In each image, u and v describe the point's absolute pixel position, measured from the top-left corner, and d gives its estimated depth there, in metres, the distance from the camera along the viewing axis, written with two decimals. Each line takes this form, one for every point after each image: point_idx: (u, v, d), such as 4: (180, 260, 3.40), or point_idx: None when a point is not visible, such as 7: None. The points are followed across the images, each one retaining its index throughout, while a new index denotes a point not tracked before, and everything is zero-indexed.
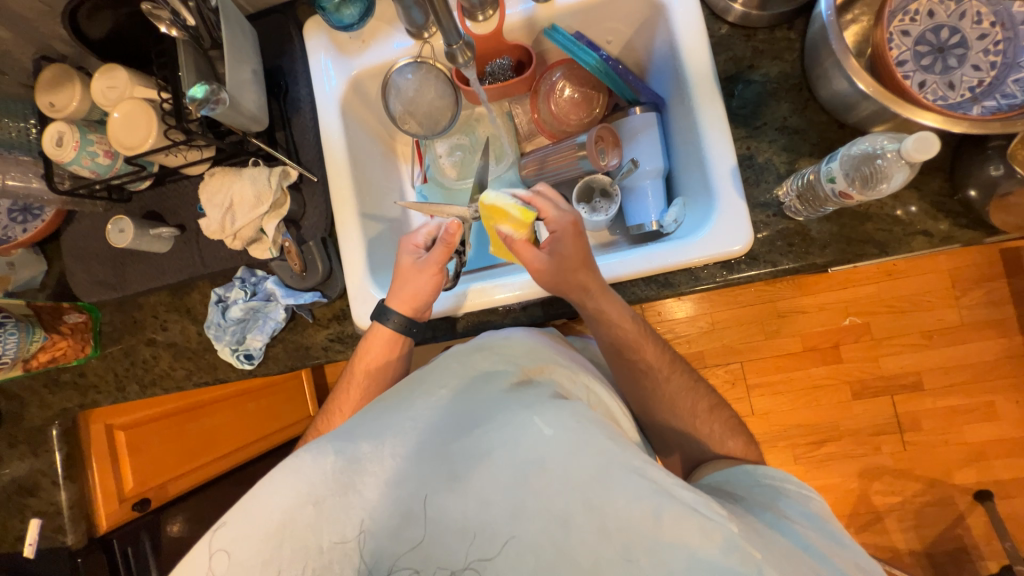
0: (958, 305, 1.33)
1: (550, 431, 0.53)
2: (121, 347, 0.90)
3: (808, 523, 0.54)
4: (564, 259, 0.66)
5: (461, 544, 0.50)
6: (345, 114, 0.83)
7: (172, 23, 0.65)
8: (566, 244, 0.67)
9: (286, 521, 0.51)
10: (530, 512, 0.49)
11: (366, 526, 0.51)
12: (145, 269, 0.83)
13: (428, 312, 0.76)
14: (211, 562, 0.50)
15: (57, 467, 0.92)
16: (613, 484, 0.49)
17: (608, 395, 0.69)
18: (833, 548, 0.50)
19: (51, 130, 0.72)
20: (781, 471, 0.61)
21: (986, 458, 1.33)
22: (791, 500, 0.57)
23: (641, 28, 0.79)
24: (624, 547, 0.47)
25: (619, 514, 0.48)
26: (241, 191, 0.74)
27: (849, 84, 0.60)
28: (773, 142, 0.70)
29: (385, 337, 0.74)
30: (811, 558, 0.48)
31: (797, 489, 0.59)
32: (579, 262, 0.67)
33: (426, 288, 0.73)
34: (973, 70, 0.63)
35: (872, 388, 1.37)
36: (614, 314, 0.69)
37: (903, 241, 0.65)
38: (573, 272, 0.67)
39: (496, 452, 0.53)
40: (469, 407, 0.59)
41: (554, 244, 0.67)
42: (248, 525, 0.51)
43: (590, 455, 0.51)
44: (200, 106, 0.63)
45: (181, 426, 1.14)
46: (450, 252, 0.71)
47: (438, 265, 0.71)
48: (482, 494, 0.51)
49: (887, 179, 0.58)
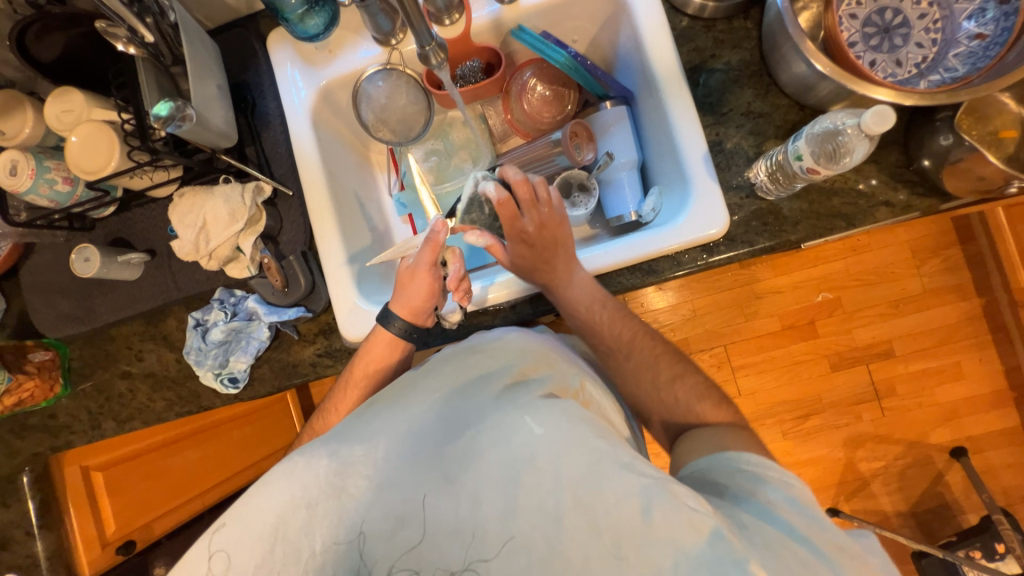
0: (919, 273, 1.40)
1: (541, 430, 0.53)
2: (93, 383, 0.85)
3: (796, 511, 0.50)
4: (521, 264, 0.72)
5: (457, 547, 0.50)
6: (317, 125, 0.82)
7: (129, 41, 0.62)
8: (521, 253, 0.71)
9: (278, 524, 0.52)
10: (523, 508, 0.50)
11: (362, 528, 0.52)
12: (115, 298, 0.80)
13: (432, 318, 0.75)
14: (210, 564, 0.52)
15: (30, 518, 0.90)
16: (606, 480, 0.49)
17: (600, 393, 0.69)
18: (818, 535, 0.48)
19: (2, 158, 0.69)
20: (763, 458, 0.56)
21: (958, 415, 1.41)
22: (777, 488, 0.52)
23: (605, 24, 0.81)
24: (614, 543, 0.47)
25: (610, 510, 0.48)
26: (214, 210, 0.72)
27: (807, 66, 0.63)
28: (740, 127, 0.72)
29: (387, 339, 0.72)
30: (799, 553, 0.46)
31: (779, 475, 0.54)
32: (532, 266, 0.71)
33: (425, 290, 0.71)
34: (917, 48, 0.67)
35: (848, 358, 1.42)
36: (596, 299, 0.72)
37: (867, 212, 0.68)
38: (534, 272, 0.72)
39: (488, 452, 0.53)
40: (459, 413, 0.59)
41: (513, 248, 0.71)
42: (241, 533, 0.52)
43: (581, 452, 0.51)
44: (165, 123, 0.61)
45: (162, 461, 1.08)
46: (437, 252, 0.70)
47: (428, 265, 0.70)
48: (474, 493, 0.52)
49: (849, 154, 0.61)
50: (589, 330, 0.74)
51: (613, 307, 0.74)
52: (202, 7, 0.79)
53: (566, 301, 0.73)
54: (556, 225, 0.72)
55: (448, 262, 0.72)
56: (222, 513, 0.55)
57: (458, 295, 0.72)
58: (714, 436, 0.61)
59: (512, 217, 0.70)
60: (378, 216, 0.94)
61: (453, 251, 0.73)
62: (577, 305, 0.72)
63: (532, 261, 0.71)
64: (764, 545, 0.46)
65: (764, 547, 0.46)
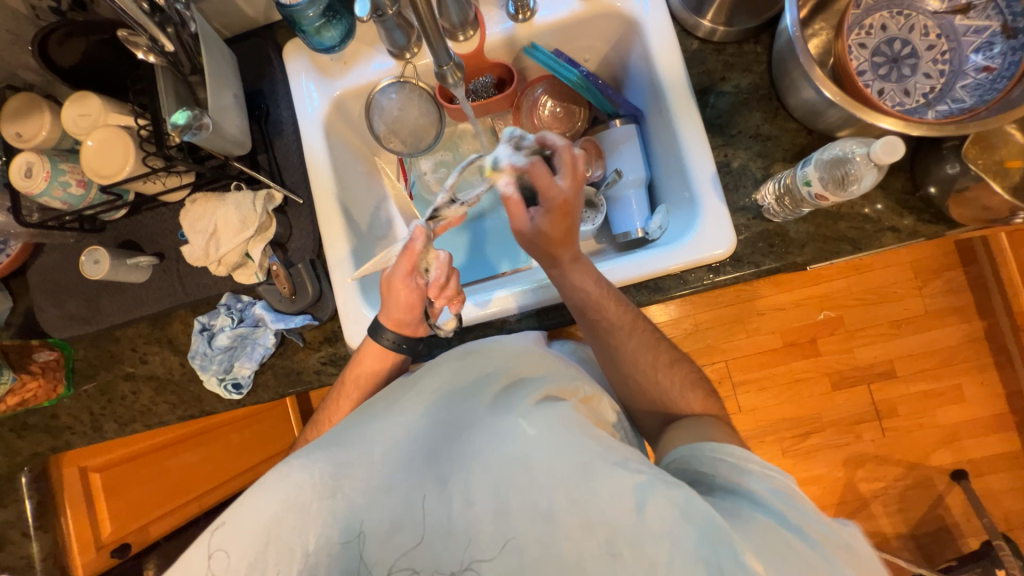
0: (921, 294, 1.40)
1: (535, 431, 0.53)
2: (96, 384, 0.85)
3: (783, 503, 0.48)
4: (543, 235, 0.67)
5: (452, 546, 0.50)
6: (329, 134, 0.83)
7: (149, 50, 0.63)
8: (546, 223, 0.66)
9: (271, 524, 0.52)
10: (516, 509, 0.50)
11: (361, 528, 0.52)
12: (122, 300, 0.80)
13: (423, 328, 0.74)
14: (210, 562, 0.51)
15: (27, 518, 0.90)
16: (598, 481, 0.49)
17: (601, 399, 0.66)
18: (807, 521, 0.47)
19: (18, 160, 0.70)
20: (743, 450, 0.54)
21: (959, 438, 1.40)
22: (757, 477, 0.51)
23: (617, 44, 0.83)
24: (607, 542, 0.47)
25: (604, 510, 0.48)
26: (225, 216, 0.73)
27: (816, 92, 0.63)
28: (748, 149, 0.73)
29: (377, 351, 0.72)
30: (793, 542, 0.45)
31: (762, 467, 0.52)
32: (551, 240, 0.67)
33: (404, 303, 0.69)
34: (925, 78, 0.68)
35: (849, 377, 1.42)
36: (613, 316, 0.68)
37: (873, 237, 0.69)
38: (550, 247, 0.67)
39: (482, 453, 0.54)
40: (454, 417, 0.59)
41: (540, 214, 0.66)
42: (239, 537, 0.52)
43: (575, 453, 0.51)
44: (182, 132, 0.63)
45: (160, 465, 1.07)
46: (414, 262, 0.68)
47: (404, 276, 0.68)
48: (468, 493, 0.52)
49: (857, 182, 0.62)
50: (587, 320, 0.68)
51: (612, 291, 0.69)
52: (220, 17, 0.80)
53: (567, 281, 0.69)
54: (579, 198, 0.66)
55: (429, 268, 0.70)
56: (221, 510, 0.54)
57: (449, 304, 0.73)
58: (696, 426, 0.61)
59: (550, 183, 0.63)
60: (384, 226, 0.94)
61: (437, 257, 0.70)
62: (580, 287, 0.68)
63: (550, 234, 0.66)
64: (755, 533, 0.45)
65: (754, 535, 0.45)
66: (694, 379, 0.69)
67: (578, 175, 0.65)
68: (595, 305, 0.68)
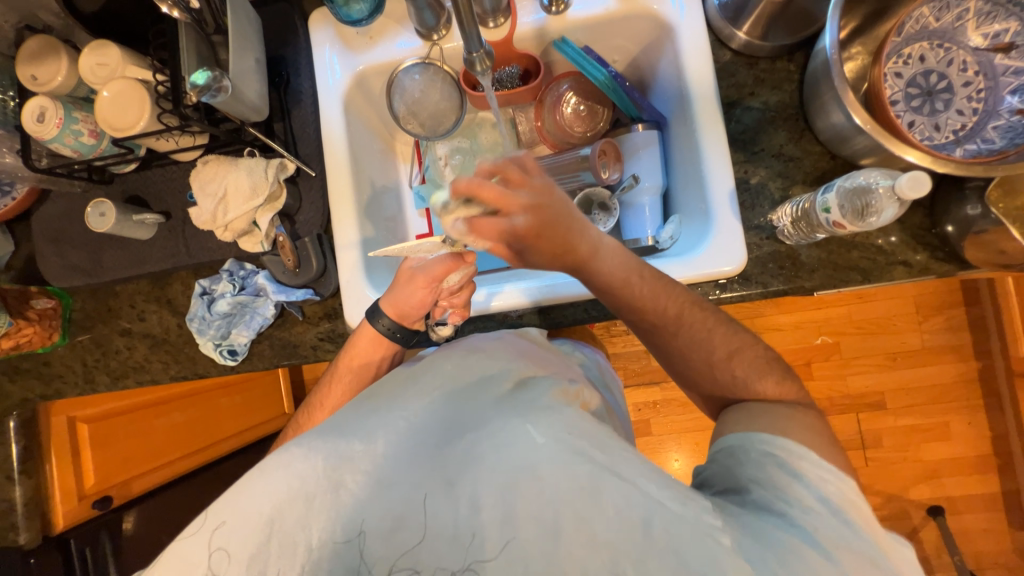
0: (920, 330, 1.40)
1: (543, 440, 0.53)
2: (92, 337, 0.85)
3: (829, 514, 0.49)
4: (544, 253, 0.59)
5: (455, 548, 0.50)
6: (347, 109, 0.81)
7: (173, 5, 0.61)
8: (534, 252, 0.58)
9: (274, 516, 0.51)
10: (522, 517, 0.50)
11: (362, 528, 0.51)
12: (126, 255, 0.79)
13: (418, 321, 0.75)
14: (209, 562, 0.50)
15: (11, 461, 0.89)
16: (603, 494, 0.49)
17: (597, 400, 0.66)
18: (828, 531, 0.47)
19: (31, 104, 0.68)
20: (787, 444, 0.54)
21: (940, 475, 1.41)
22: (794, 480, 0.51)
23: (649, 47, 0.81)
24: (611, 558, 0.47)
25: (608, 523, 0.48)
26: (235, 182, 0.73)
27: (845, 117, 0.62)
28: (769, 168, 0.73)
29: (371, 336, 0.72)
30: (806, 551, 0.45)
31: (803, 465, 0.52)
32: (558, 253, 0.59)
33: (416, 298, 0.72)
34: (957, 114, 0.67)
35: (840, 405, 1.43)
36: (666, 302, 0.64)
37: (884, 269, 0.69)
38: (562, 256, 0.60)
39: (488, 458, 0.53)
40: (457, 415, 0.59)
41: (524, 247, 0.58)
42: (236, 521, 0.51)
43: (582, 464, 0.50)
44: (201, 92, 0.62)
45: (149, 422, 1.08)
46: (448, 270, 0.70)
47: (430, 277, 0.70)
48: (474, 496, 0.51)
49: (877, 214, 0.60)
50: (632, 309, 0.64)
51: (659, 279, 0.64)
52: None
53: (598, 278, 0.63)
54: (547, 203, 0.56)
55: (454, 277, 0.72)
56: (218, 510, 0.52)
57: (451, 312, 0.74)
58: (758, 415, 0.59)
59: (500, 228, 0.55)
60: (395, 209, 0.93)
61: (467, 271, 0.71)
62: (610, 280, 0.63)
63: (552, 243, 0.58)
64: (770, 554, 0.45)
65: (770, 557, 0.45)
66: (754, 357, 0.64)
67: (523, 177, 0.56)
68: (633, 304, 0.64)
